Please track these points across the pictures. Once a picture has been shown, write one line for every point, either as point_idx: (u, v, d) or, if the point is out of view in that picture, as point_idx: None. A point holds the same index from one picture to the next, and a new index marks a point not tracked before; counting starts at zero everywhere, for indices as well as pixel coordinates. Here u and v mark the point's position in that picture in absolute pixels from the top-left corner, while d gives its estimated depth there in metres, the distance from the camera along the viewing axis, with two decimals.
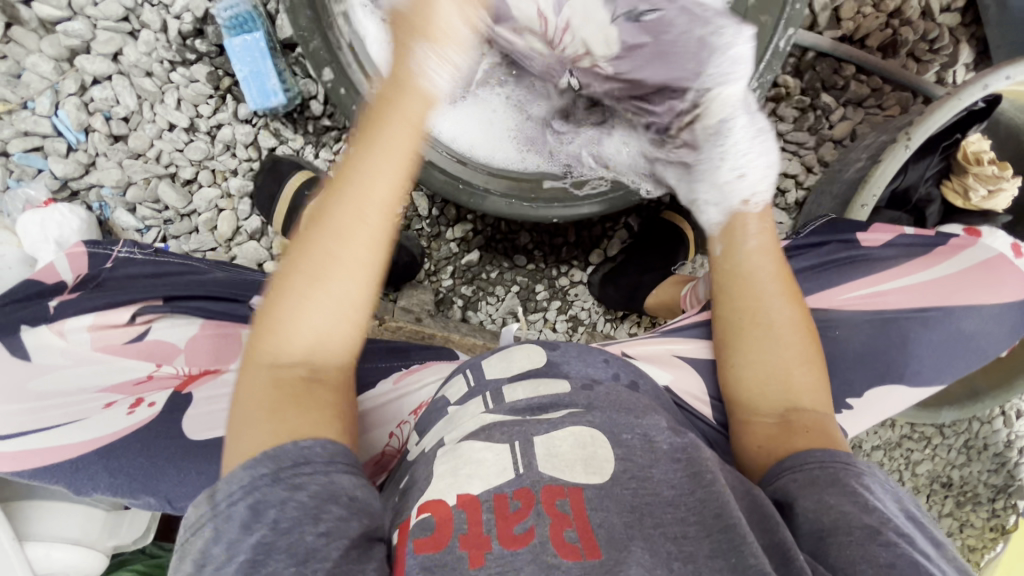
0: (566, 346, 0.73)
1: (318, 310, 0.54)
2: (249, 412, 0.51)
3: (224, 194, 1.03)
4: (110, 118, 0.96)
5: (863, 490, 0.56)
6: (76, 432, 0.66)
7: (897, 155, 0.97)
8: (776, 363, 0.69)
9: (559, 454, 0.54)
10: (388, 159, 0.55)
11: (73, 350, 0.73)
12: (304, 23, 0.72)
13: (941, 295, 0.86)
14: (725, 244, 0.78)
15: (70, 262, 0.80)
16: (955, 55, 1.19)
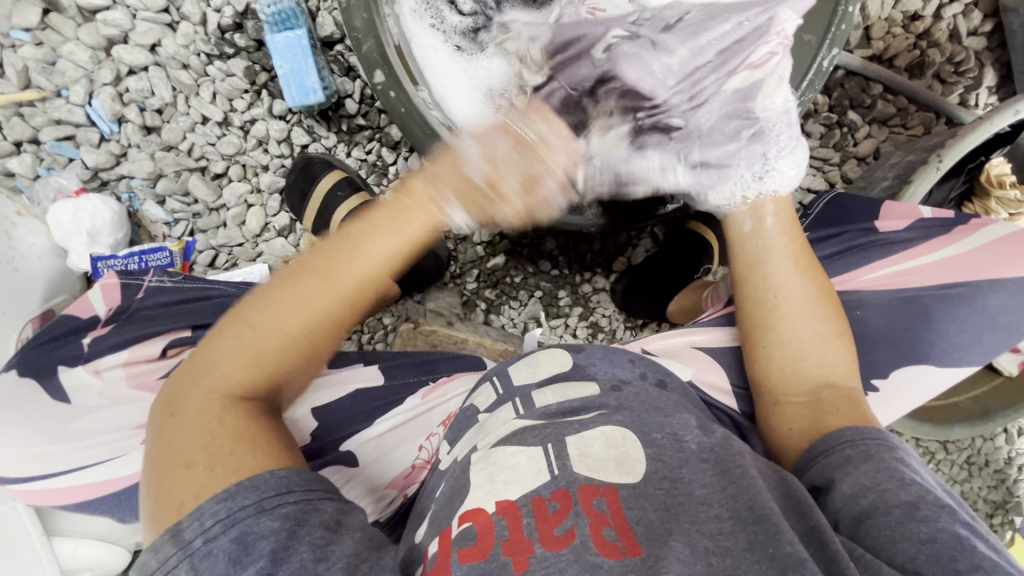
0: (591, 350, 0.75)
1: (245, 352, 0.52)
2: (199, 442, 0.48)
3: (254, 190, 1.02)
4: (144, 109, 0.95)
5: (900, 466, 0.55)
6: (115, 469, 0.65)
7: (930, 176, 0.98)
8: (802, 343, 0.68)
9: (591, 454, 0.55)
10: (381, 238, 0.55)
11: (109, 389, 0.71)
12: (359, 24, 0.71)
13: (967, 270, 0.75)
14: (754, 221, 0.73)
15: (104, 293, 0.78)
16: (980, 78, 1.20)
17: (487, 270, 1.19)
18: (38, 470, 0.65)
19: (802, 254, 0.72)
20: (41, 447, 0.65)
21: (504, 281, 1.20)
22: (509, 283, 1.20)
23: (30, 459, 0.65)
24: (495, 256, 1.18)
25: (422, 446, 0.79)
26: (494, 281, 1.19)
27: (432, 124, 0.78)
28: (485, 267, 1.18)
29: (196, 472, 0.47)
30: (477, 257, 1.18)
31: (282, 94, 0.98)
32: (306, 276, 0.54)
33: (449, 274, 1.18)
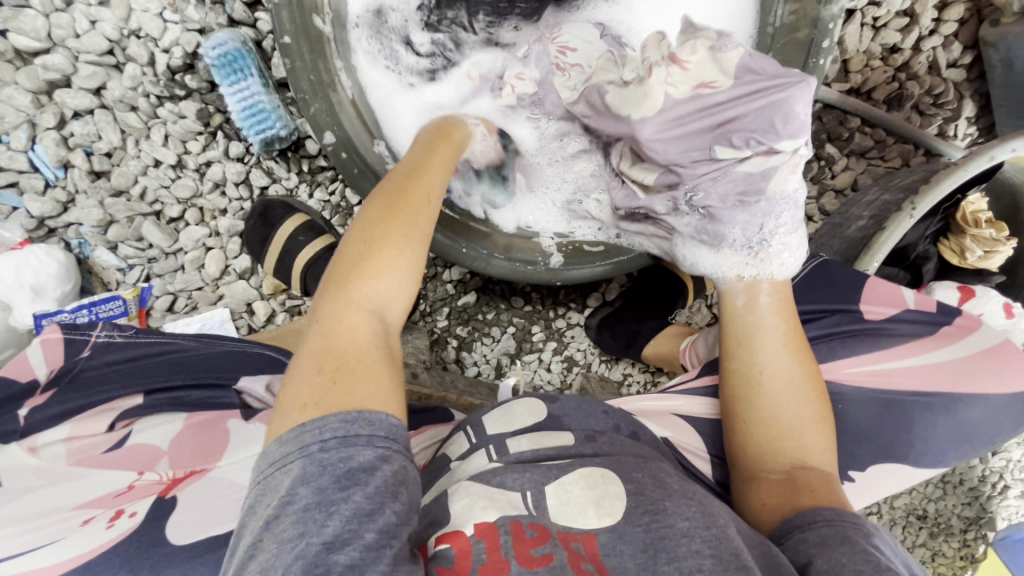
0: (567, 399, 0.72)
1: (381, 276, 0.55)
2: (303, 386, 0.48)
3: (213, 233, 0.98)
4: (91, 153, 0.90)
5: (873, 549, 0.52)
6: (40, 559, 0.50)
7: (902, 223, 0.97)
8: (788, 391, 0.67)
9: (569, 500, 0.56)
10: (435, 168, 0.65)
11: (48, 469, 0.60)
12: (306, 85, 0.68)
13: (951, 381, 0.72)
14: (747, 296, 0.72)
15: (43, 351, 0.69)
16: (958, 110, 1.18)
17: (458, 308, 1.17)
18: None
19: (795, 332, 0.70)
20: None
21: (476, 317, 1.18)
22: (481, 319, 1.18)
23: None
24: (466, 293, 1.16)
25: None
26: (465, 318, 1.18)
27: None
28: (456, 305, 1.16)
29: (341, 384, 0.48)
30: (448, 295, 1.16)
31: (238, 136, 0.94)
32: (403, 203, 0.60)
33: (420, 312, 1.16)
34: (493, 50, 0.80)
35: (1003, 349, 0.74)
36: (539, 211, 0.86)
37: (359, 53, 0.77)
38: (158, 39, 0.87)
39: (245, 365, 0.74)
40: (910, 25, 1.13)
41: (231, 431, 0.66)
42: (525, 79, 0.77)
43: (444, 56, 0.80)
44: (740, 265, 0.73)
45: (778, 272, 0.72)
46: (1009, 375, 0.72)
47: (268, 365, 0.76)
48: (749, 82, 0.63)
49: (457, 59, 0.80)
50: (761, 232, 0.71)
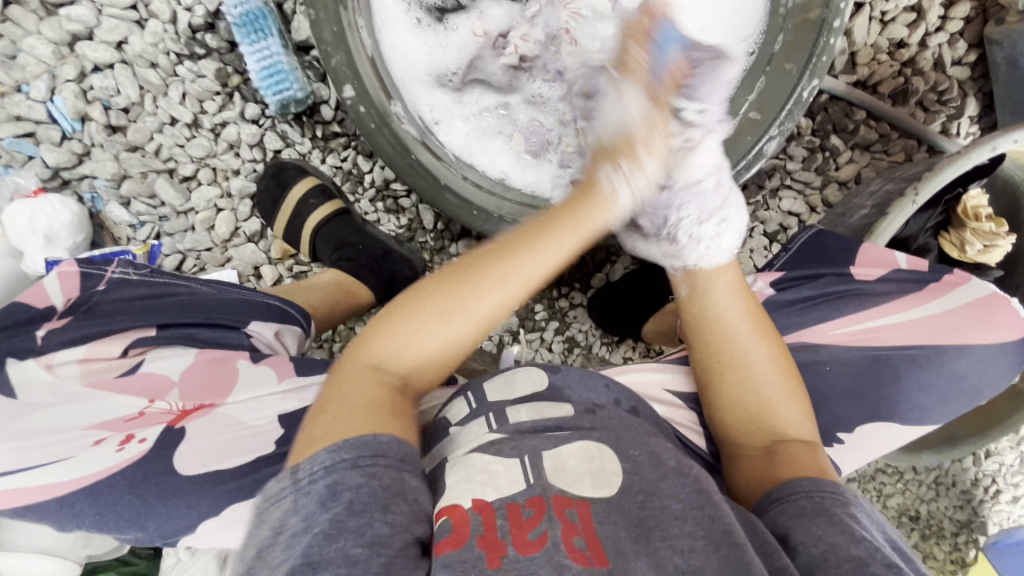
0: (569, 370, 0.73)
1: (426, 338, 0.59)
2: (347, 403, 0.55)
3: (224, 194, 0.99)
4: (109, 107, 0.92)
5: (850, 520, 0.53)
6: (58, 472, 0.55)
7: (905, 209, 0.98)
8: (752, 376, 0.69)
9: (566, 468, 0.56)
10: (552, 250, 0.61)
11: (62, 386, 0.60)
12: (328, 36, 0.70)
13: (936, 334, 0.75)
14: (690, 286, 0.76)
15: (61, 282, 0.67)
16: (962, 107, 1.20)
17: None
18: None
19: (753, 316, 0.72)
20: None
21: None
22: None
23: None
24: None
25: None
26: None
27: (404, 140, 0.76)
28: None
29: (346, 419, 0.53)
30: None
31: (254, 98, 0.95)
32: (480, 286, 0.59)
33: None
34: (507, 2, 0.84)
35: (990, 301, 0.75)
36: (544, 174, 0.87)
37: (384, 6, 0.81)
38: None
39: (255, 314, 0.70)
40: (918, 21, 1.15)
41: (237, 371, 0.63)
42: (530, 40, 0.82)
43: (458, 11, 0.84)
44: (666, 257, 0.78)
45: (703, 261, 0.75)
46: (994, 327, 0.74)
47: (278, 318, 0.72)
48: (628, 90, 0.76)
49: (469, 24, 0.85)
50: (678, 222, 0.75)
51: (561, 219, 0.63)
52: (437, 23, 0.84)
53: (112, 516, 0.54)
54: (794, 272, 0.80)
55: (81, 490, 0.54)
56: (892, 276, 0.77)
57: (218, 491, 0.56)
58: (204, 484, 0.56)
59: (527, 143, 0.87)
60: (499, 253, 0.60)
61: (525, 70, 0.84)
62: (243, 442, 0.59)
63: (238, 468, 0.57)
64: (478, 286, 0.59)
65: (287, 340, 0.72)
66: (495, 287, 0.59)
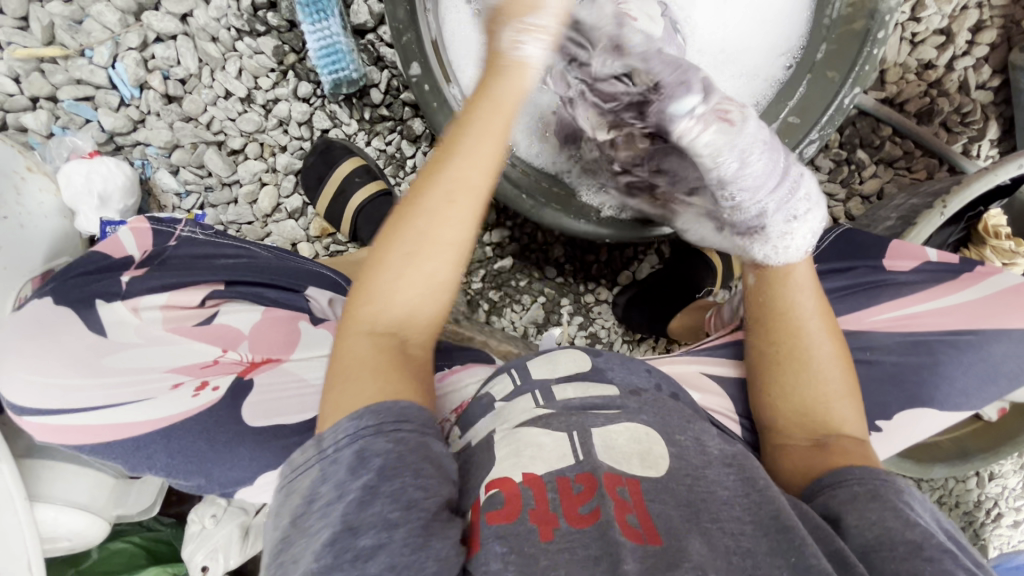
0: (610, 355, 0.74)
1: (409, 287, 0.57)
2: (352, 370, 0.53)
3: (269, 169, 1.01)
4: (168, 77, 0.94)
5: (904, 506, 0.54)
6: (137, 412, 0.56)
7: (932, 220, 1.02)
8: (815, 368, 0.68)
9: (615, 447, 0.57)
10: (486, 146, 0.57)
11: (147, 330, 0.62)
12: (402, 16, 0.73)
13: (972, 318, 0.75)
14: (761, 276, 0.74)
15: (134, 236, 0.69)
16: (984, 130, 1.24)
17: (493, 271, 1.21)
18: (54, 406, 0.56)
19: (820, 312, 0.71)
20: (73, 379, 0.56)
21: (509, 283, 1.21)
22: (514, 286, 1.21)
23: (49, 390, 0.56)
24: (503, 257, 1.20)
25: None
26: (499, 282, 1.21)
27: None
28: (491, 269, 1.20)
29: (347, 395, 0.52)
30: (484, 258, 1.20)
31: (308, 77, 0.97)
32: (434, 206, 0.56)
33: None
34: None
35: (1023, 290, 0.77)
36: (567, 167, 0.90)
37: None
38: None
39: (312, 280, 0.72)
40: (946, 44, 1.20)
41: (302, 331, 0.66)
42: None
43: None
44: (736, 251, 0.77)
45: (787, 256, 0.71)
46: None
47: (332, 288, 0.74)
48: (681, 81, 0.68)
49: None
50: (749, 219, 0.73)
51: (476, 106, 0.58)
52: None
53: (181, 460, 0.55)
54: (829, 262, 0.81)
55: (152, 433, 0.55)
56: (924, 267, 0.78)
57: (278, 445, 0.56)
58: (267, 438, 0.56)
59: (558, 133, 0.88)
60: (437, 160, 0.57)
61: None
62: (303, 399, 0.60)
63: (299, 425, 0.58)
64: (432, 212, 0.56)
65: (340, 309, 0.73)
66: (448, 206, 0.56)
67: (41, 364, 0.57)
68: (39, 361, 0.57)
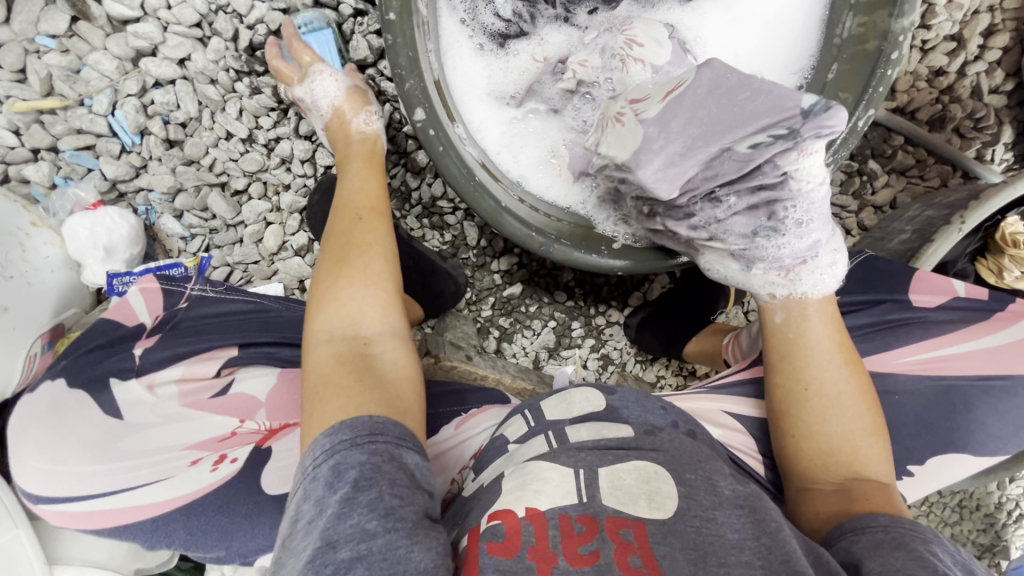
0: (625, 392, 0.72)
1: (350, 291, 0.63)
2: (318, 383, 0.56)
3: (274, 208, 1.00)
4: (168, 122, 0.93)
5: (932, 556, 0.51)
6: (155, 493, 0.55)
7: (951, 237, 0.99)
8: (840, 408, 0.67)
9: (621, 486, 0.58)
10: (365, 181, 0.75)
11: (162, 407, 0.61)
12: (404, 62, 0.70)
13: (1004, 362, 0.74)
14: (785, 313, 0.72)
15: (144, 297, 0.67)
16: (997, 136, 1.21)
17: (502, 298, 1.18)
18: (69, 492, 0.54)
19: (846, 348, 0.70)
20: (85, 466, 0.55)
21: (519, 309, 1.20)
22: (524, 311, 1.20)
23: (63, 477, 0.54)
24: (512, 284, 1.17)
25: (455, 479, 0.71)
26: (509, 309, 1.19)
27: (468, 164, 0.77)
28: (500, 296, 1.18)
29: (317, 405, 0.53)
30: (493, 285, 1.17)
31: None
32: (345, 228, 0.69)
33: (465, 300, 1.17)
34: (566, 29, 0.88)
35: None
36: (577, 200, 0.88)
37: (448, 29, 0.82)
38: (244, 15, 0.89)
39: None
40: (957, 50, 1.17)
41: None
42: (589, 66, 0.83)
43: (520, 37, 0.87)
44: (769, 285, 0.73)
45: (811, 292, 0.71)
46: None
47: None
48: (748, 115, 0.65)
49: (529, 49, 0.87)
50: (791, 250, 0.70)
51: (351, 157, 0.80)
52: (497, 49, 0.86)
53: (202, 535, 0.54)
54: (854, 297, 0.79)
55: (160, 515, 0.53)
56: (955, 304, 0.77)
57: None
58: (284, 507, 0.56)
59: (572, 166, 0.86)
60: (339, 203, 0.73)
61: (580, 94, 0.85)
62: None
63: None
64: (352, 233, 0.69)
65: None
66: (363, 226, 0.70)
67: (54, 451, 0.55)
68: (53, 446, 0.55)
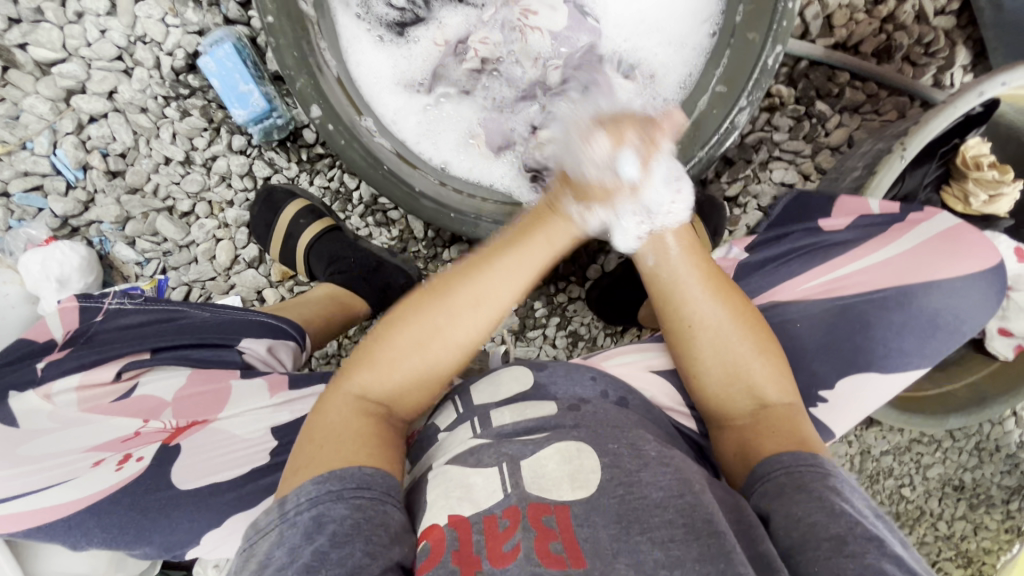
0: (554, 367, 0.71)
1: (409, 363, 0.60)
2: (334, 434, 0.56)
3: (221, 224, 1.03)
4: (107, 154, 0.98)
5: (832, 495, 0.52)
6: (63, 493, 0.61)
7: (893, 165, 0.94)
8: (722, 337, 0.66)
9: (545, 474, 0.54)
10: (508, 271, 0.61)
11: (61, 413, 0.66)
12: (290, 62, 0.72)
13: (905, 270, 0.75)
14: (654, 253, 0.68)
15: (61, 317, 0.74)
16: (952, 58, 1.17)
17: None
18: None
19: (714, 277, 0.69)
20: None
21: None
22: None
23: None
24: None
25: None
26: None
27: (376, 153, 0.78)
28: None
29: (322, 449, 0.55)
30: None
31: (239, 129, 0.98)
32: (446, 307, 0.60)
33: None
34: (463, 8, 0.87)
35: (957, 232, 0.76)
36: (500, 175, 0.89)
37: (345, 25, 0.84)
38: (162, 42, 0.93)
39: (248, 331, 0.76)
40: None
41: (231, 389, 0.70)
42: (489, 42, 0.85)
43: (418, 24, 0.87)
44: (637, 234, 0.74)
45: (667, 223, 0.68)
46: (964, 257, 0.74)
47: (271, 333, 0.78)
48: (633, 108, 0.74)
49: (429, 34, 0.88)
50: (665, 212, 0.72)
51: (536, 236, 0.63)
52: (398, 38, 0.87)
53: (116, 533, 0.60)
54: (765, 234, 0.86)
55: (83, 510, 0.60)
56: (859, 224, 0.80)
57: (218, 501, 0.62)
58: (205, 495, 0.62)
59: (490, 144, 0.88)
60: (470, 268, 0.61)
61: (488, 72, 0.86)
62: (238, 456, 0.65)
63: (234, 480, 0.63)
64: (455, 313, 0.60)
65: (280, 354, 0.77)
66: (469, 308, 0.60)
67: None
68: None
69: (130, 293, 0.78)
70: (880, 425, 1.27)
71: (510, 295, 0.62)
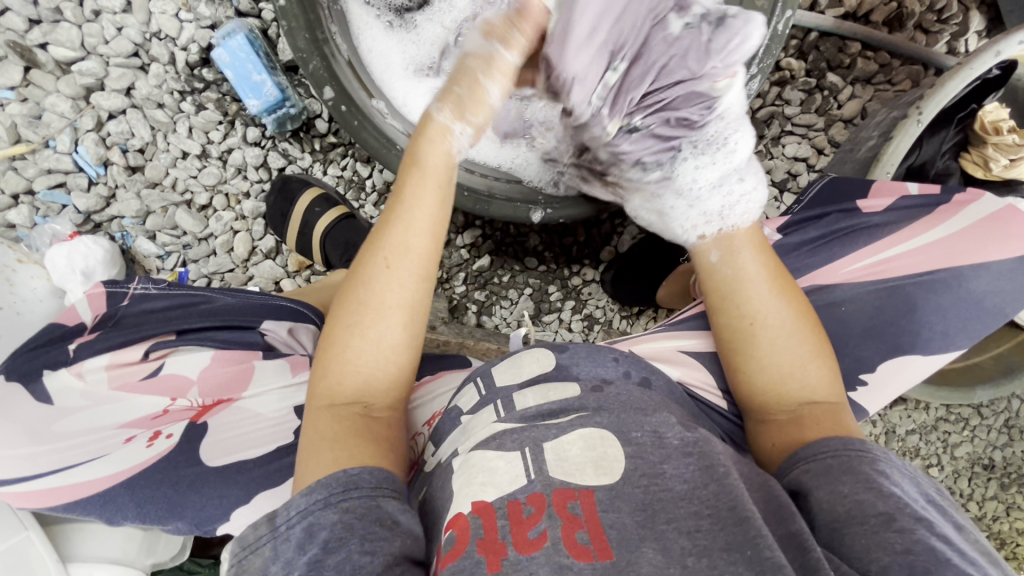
0: (577, 347, 0.66)
1: (363, 352, 0.56)
2: (314, 445, 0.54)
3: (238, 217, 1.04)
4: (127, 150, 1.00)
5: (879, 477, 0.51)
6: (96, 468, 0.63)
7: (909, 130, 0.93)
8: (785, 335, 0.63)
9: (569, 459, 0.51)
10: (421, 195, 0.57)
11: (92, 391, 0.68)
12: (302, 44, 0.73)
13: (951, 255, 0.74)
14: (720, 249, 0.70)
15: (89, 301, 0.75)
16: (966, 23, 1.15)
17: (474, 272, 1.20)
18: (20, 473, 0.63)
19: (781, 278, 0.67)
20: (24, 448, 0.64)
21: (492, 281, 1.21)
22: (498, 283, 1.21)
23: (11, 461, 0.63)
24: (480, 257, 1.19)
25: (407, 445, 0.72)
26: (482, 282, 1.21)
27: (387, 133, 0.80)
28: (471, 270, 1.20)
29: (312, 460, 0.53)
30: (462, 260, 1.20)
31: (253, 122, 1.00)
32: (369, 274, 0.57)
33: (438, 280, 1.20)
34: None
35: (1005, 215, 0.75)
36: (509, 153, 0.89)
37: (356, 12, 0.84)
38: (176, 38, 0.96)
39: (267, 314, 0.78)
40: None
41: (254, 368, 0.72)
42: None
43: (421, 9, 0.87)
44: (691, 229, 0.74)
45: (741, 222, 0.70)
46: (1012, 239, 0.73)
47: (291, 317, 0.80)
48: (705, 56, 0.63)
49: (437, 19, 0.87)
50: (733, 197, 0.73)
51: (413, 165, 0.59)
52: (407, 22, 0.88)
53: (148, 508, 0.61)
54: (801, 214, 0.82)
55: (118, 485, 0.62)
56: (902, 204, 0.79)
57: (242, 480, 0.63)
58: (230, 473, 0.63)
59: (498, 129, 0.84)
60: (383, 218, 0.59)
61: None
62: (263, 436, 0.67)
63: (260, 454, 0.64)
64: (379, 283, 0.57)
65: (301, 336, 0.80)
66: (391, 272, 0.57)
67: None
68: None
69: (154, 279, 0.80)
70: (905, 404, 1.24)
71: (424, 223, 0.57)
